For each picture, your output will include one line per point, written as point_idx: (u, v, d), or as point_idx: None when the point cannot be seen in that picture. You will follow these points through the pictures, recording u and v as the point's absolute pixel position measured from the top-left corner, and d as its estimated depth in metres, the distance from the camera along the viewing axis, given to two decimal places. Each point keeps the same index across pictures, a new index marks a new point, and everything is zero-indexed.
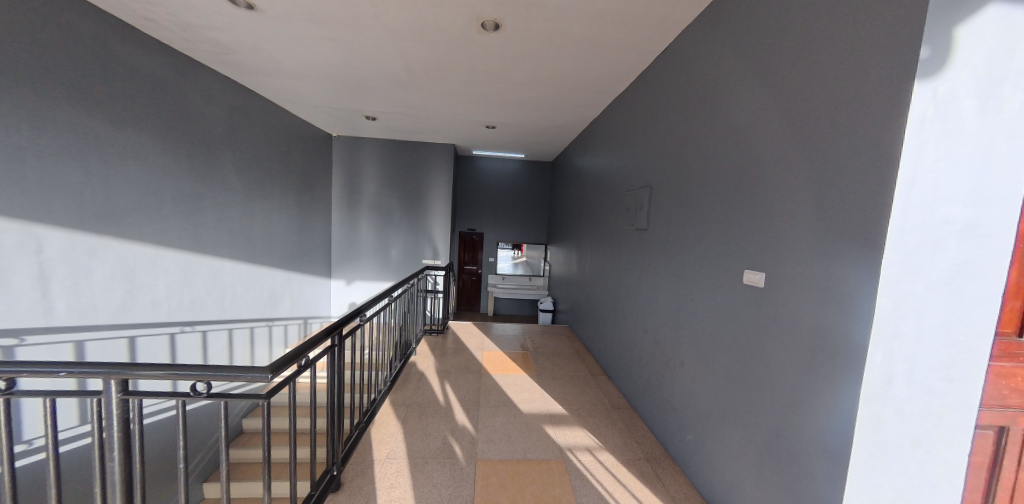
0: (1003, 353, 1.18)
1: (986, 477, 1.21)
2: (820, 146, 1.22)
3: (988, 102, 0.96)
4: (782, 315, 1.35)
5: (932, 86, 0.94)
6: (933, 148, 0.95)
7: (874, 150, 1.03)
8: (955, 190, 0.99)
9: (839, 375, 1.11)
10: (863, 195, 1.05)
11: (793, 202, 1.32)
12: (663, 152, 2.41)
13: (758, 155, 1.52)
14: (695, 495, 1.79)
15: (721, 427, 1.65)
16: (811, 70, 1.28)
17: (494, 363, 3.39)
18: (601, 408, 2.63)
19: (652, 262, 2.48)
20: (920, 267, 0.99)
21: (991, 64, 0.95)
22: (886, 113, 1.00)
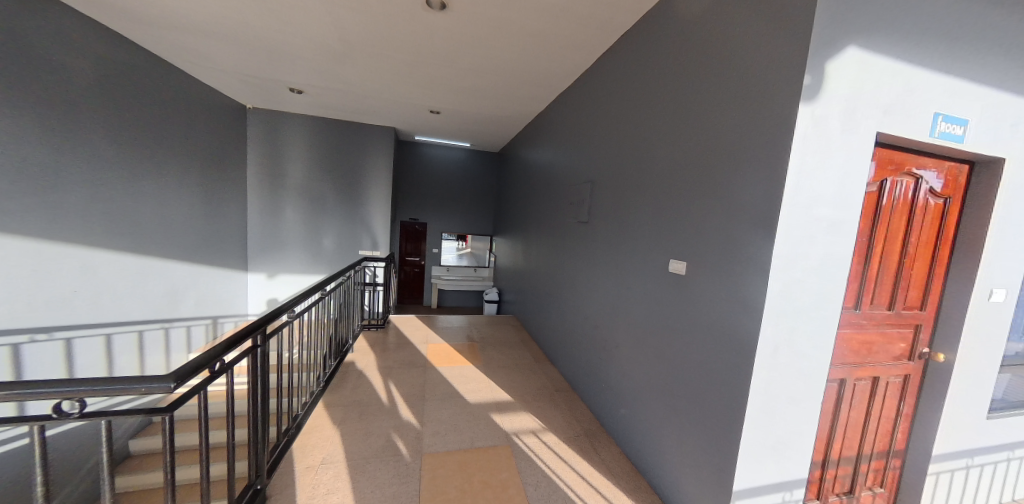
0: (847, 322, 1.49)
1: (830, 419, 1.54)
2: (727, 151, 1.40)
3: (848, 123, 1.21)
4: (696, 299, 1.55)
5: (812, 107, 1.14)
6: (809, 158, 1.17)
7: (770, 157, 1.21)
8: (827, 193, 1.22)
9: (741, 348, 1.30)
10: (759, 195, 1.25)
11: (705, 201, 1.51)
12: (600, 149, 2.56)
13: (679, 157, 1.69)
14: (626, 462, 1.99)
15: (648, 401, 1.85)
16: (721, 80, 1.45)
17: (440, 356, 3.33)
18: (545, 392, 2.75)
19: (592, 253, 2.64)
20: (796, 256, 1.22)
21: (851, 93, 1.19)
22: (774, 127, 1.20)
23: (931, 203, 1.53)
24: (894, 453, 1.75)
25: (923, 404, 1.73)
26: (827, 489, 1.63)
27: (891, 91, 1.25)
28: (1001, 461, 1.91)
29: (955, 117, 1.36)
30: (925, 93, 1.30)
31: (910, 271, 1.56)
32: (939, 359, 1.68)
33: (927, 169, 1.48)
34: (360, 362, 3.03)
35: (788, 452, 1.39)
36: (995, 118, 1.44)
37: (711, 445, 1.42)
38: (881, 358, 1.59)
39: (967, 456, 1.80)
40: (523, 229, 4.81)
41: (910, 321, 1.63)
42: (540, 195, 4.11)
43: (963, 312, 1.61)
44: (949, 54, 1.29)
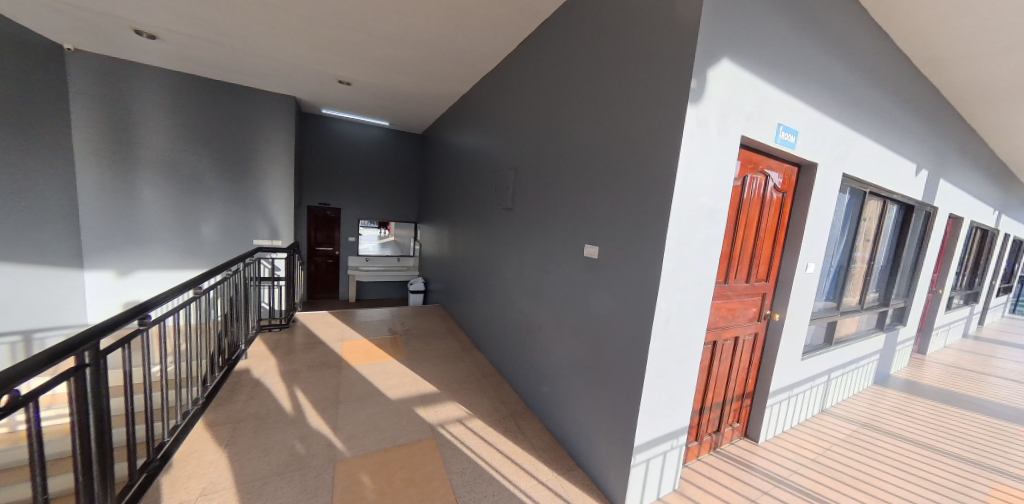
0: (719, 295, 1.80)
1: (704, 374, 1.87)
2: (632, 145, 1.55)
3: (723, 127, 1.44)
4: (607, 280, 1.70)
5: (697, 109, 1.33)
6: (693, 155, 1.37)
7: (664, 155, 1.38)
8: (705, 188, 1.45)
9: (641, 324, 1.48)
10: (658, 186, 1.41)
11: (615, 190, 1.65)
12: (522, 137, 2.60)
13: (593, 147, 1.81)
14: (547, 435, 2.14)
15: (566, 376, 2.01)
16: (630, 77, 1.58)
17: (358, 353, 3.10)
18: (472, 379, 2.78)
19: (515, 239, 2.70)
20: (682, 242, 1.42)
21: (725, 102, 1.41)
22: (670, 123, 1.36)
23: (774, 196, 1.92)
24: (746, 395, 2.22)
25: (766, 355, 2.21)
26: (702, 430, 2.01)
27: (753, 101, 1.51)
28: (811, 391, 2.58)
29: (792, 127, 1.71)
30: (774, 105, 1.60)
31: (760, 250, 1.95)
32: (776, 318, 2.15)
33: (773, 167, 1.84)
34: (256, 370, 2.64)
35: (676, 406, 1.65)
36: (816, 131, 1.86)
37: (617, 408, 1.61)
38: (740, 321, 1.98)
39: (791, 389, 2.38)
40: (449, 216, 4.70)
41: (759, 289, 2.05)
42: (465, 180, 4.04)
43: (791, 281, 2.08)
44: (790, 76, 1.62)
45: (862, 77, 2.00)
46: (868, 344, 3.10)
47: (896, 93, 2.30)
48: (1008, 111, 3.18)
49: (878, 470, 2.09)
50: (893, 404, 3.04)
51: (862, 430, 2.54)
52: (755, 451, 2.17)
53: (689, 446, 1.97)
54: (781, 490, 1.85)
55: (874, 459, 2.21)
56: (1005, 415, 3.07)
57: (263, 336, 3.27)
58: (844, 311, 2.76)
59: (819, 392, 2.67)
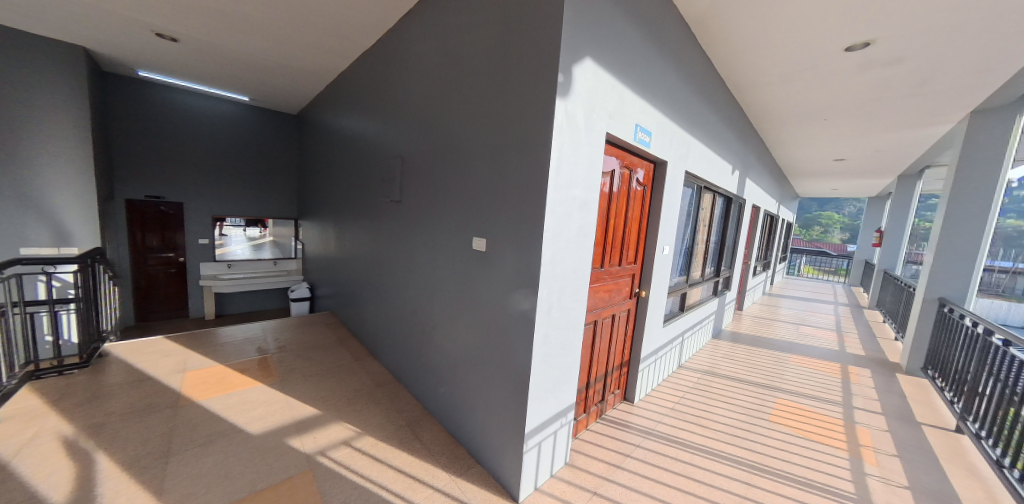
0: (596, 278, 2.03)
1: (588, 349, 2.10)
2: (512, 139, 1.59)
3: (589, 123, 1.59)
4: (495, 272, 1.74)
5: (566, 103, 1.43)
6: (564, 148, 1.48)
7: (538, 149, 1.46)
8: (576, 182, 1.60)
9: (525, 312, 1.57)
10: (534, 180, 1.49)
11: (498, 183, 1.69)
12: (408, 123, 2.43)
13: (478, 139, 1.80)
14: (447, 438, 2.11)
15: (462, 372, 2.00)
16: (506, 69, 1.61)
17: (210, 385, 2.51)
18: (366, 392, 2.56)
19: (406, 236, 2.54)
20: (556, 234, 1.54)
21: (591, 100, 1.57)
22: (542, 118, 1.44)
23: (637, 189, 2.24)
24: (623, 364, 2.58)
25: (637, 326, 2.60)
26: (589, 401, 2.26)
27: (613, 102, 1.72)
28: (670, 352, 3.17)
29: (645, 128, 2.02)
30: (629, 108, 1.86)
31: (628, 236, 2.27)
32: (643, 295, 2.54)
33: (635, 164, 2.15)
34: (21, 438, 1.83)
35: (562, 384, 1.81)
36: (662, 134, 2.23)
37: (508, 396, 1.68)
38: (614, 300, 2.27)
39: (656, 352, 2.88)
40: (334, 210, 4.16)
41: (629, 271, 2.39)
42: (350, 170, 3.61)
43: (652, 263, 2.49)
44: (640, 84, 1.90)
45: (691, 92, 2.48)
46: (707, 307, 3.94)
47: (714, 109, 2.93)
48: (779, 129, 4.39)
49: (713, 407, 2.71)
50: (723, 352, 3.98)
51: (704, 377, 3.26)
52: (631, 411, 2.56)
53: (579, 418, 2.20)
54: (649, 440, 2.23)
55: (711, 398, 2.86)
56: (783, 348, 4.32)
57: (43, 384, 2.34)
58: (690, 283, 3.45)
59: (675, 352, 3.30)
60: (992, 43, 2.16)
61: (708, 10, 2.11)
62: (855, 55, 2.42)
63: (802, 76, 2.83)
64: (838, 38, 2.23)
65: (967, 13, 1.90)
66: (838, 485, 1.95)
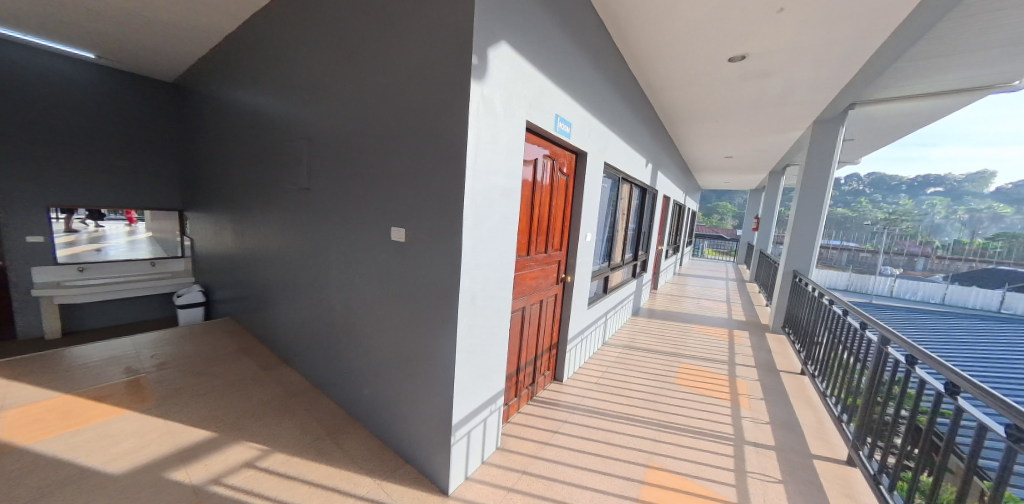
0: (522, 266, 2.09)
1: (516, 334, 2.17)
2: (428, 123, 1.53)
3: (508, 109, 1.61)
4: (415, 263, 1.67)
5: (481, 86, 1.42)
6: (481, 134, 1.47)
7: (455, 133, 1.43)
8: (497, 169, 1.61)
9: (448, 302, 1.55)
10: (451, 166, 1.46)
11: (416, 170, 1.62)
12: (315, 100, 2.17)
13: (393, 123, 1.69)
14: (373, 441, 2.01)
15: (385, 370, 1.91)
16: (419, 48, 1.53)
17: (51, 420, 2.00)
18: (278, 405, 2.29)
19: (318, 228, 2.29)
20: (477, 223, 1.54)
21: (508, 85, 1.57)
22: (458, 102, 1.41)
23: (560, 178, 2.35)
24: (552, 346, 2.73)
25: (565, 308, 2.77)
26: (520, 384, 2.36)
27: (532, 90, 1.76)
28: (595, 331, 3.45)
29: (565, 119, 2.11)
30: (549, 99, 1.92)
31: (553, 225, 2.38)
32: (569, 280, 2.70)
33: (557, 154, 2.24)
34: None
35: (490, 371, 1.84)
36: (581, 126, 2.36)
37: (434, 389, 1.65)
38: (542, 286, 2.37)
39: (582, 332, 3.10)
40: (229, 200, 3.57)
41: (556, 258, 2.51)
42: (247, 152, 3.12)
43: (576, 249, 2.65)
44: (558, 75, 1.97)
45: (606, 89, 2.66)
46: (626, 289, 4.36)
47: (627, 105, 3.19)
48: (680, 128, 4.99)
49: (630, 377, 3.04)
50: (639, 327, 4.47)
51: (624, 351, 3.64)
52: (560, 390, 2.74)
53: (511, 402, 2.28)
54: (576, 414, 2.42)
55: (629, 370, 3.20)
56: (687, 320, 5.02)
57: None
58: (611, 267, 3.78)
59: (599, 330, 3.61)
60: (823, 65, 2.71)
61: (618, 10, 2.27)
62: (733, 65, 2.83)
63: (695, 80, 3.23)
64: (722, 49, 2.58)
65: (809, 38, 2.34)
66: (721, 429, 2.35)
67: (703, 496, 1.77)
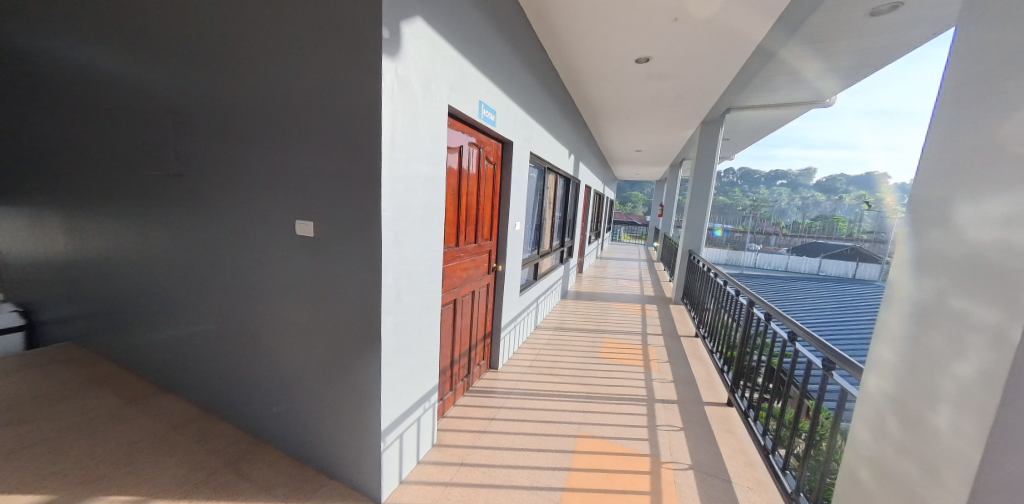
0: (451, 258, 2.05)
1: (449, 327, 2.14)
2: (336, 101, 1.37)
3: (427, 92, 1.53)
4: (329, 258, 1.51)
5: (395, 65, 1.32)
6: (398, 117, 1.38)
7: (367, 116, 1.31)
8: (418, 155, 1.53)
9: (368, 301, 1.44)
10: (365, 151, 1.34)
11: (324, 155, 1.45)
12: (180, 65, 1.76)
13: (291, 99, 1.47)
14: (289, 462, 1.81)
15: (299, 382, 1.70)
16: (318, 16, 1.34)
17: None
18: (157, 444, 1.89)
19: (200, 224, 1.90)
20: (399, 214, 1.45)
21: (426, 65, 1.49)
22: (369, 80, 1.28)
23: (487, 167, 2.34)
24: (487, 335, 2.75)
25: (497, 297, 2.81)
26: (455, 377, 2.34)
27: (452, 74, 1.69)
28: (527, 316, 3.58)
29: (488, 106, 2.10)
30: (472, 84, 1.89)
31: (482, 214, 2.37)
32: (501, 269, 2.74)
33: (483, 142, 2.22)
34: None
35: (421, 367, 1.78)
36: (505, 115, 2.37)
37: (357, 396, 1.54)
38: (473, 277, 2.36)
39: (515, 319, 3.20)
40: (56, 190, 2.73)
41: (486, 247, 2.52)
42: (80, 128, 2.40)
43: (505, 238, 2.69)
44: (480, 60, 1.93)
45: (529, 79, 2.70)
46: (554, 274, 4.60)
47: (549, 97, 3.29)
48: (596, 121, 5.35)
49: (560, 356, 3.25)
50: (567, 309, 4.77)
51: (554, 333, 3.85)
52: (495, 377, 2.79)
53: (446, 396, 2.25)
54: (512, 398, 2.51)
55: (559, 350, 3.41)
56: (607, 299, 5.52)
57: None
58: (540, 254, 3.93)
59: (531, 315, 3.75)
60: (707, 72, 3.16)
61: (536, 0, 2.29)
62: (639, 66, 3.11)
63: (608, 77, 3.48)
64: (629, 50, 2.82)
65: (697, 47, 2.70)
66: (637, 393, 2.67)
67: (624, 454, 2.00)
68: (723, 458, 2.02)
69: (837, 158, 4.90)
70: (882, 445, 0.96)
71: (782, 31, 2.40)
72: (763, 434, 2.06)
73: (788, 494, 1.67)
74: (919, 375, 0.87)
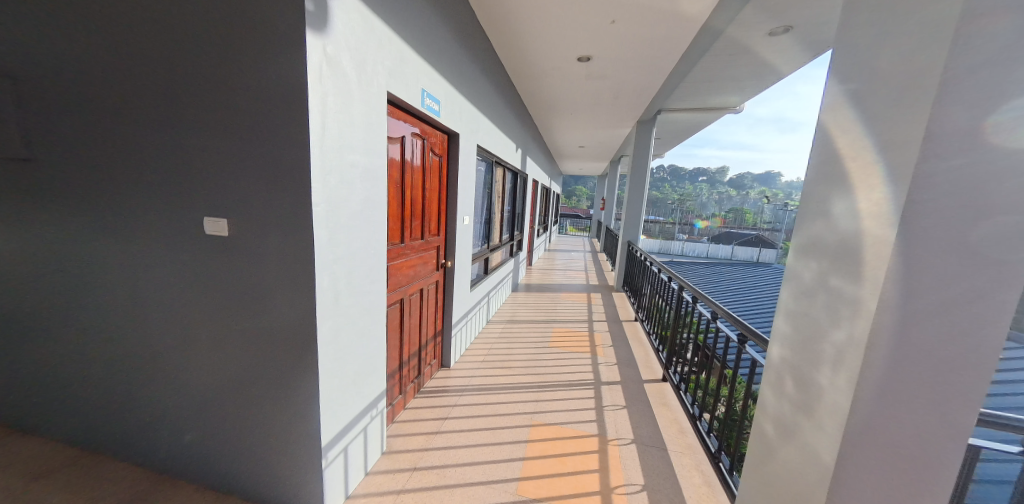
0: (396, 255, 1.95)
1: (396, 327, 2.05)
2: (253, 82, 1.21)
3: (363, 74, 1.42)
4: (252, 261, 1.35)
5: (322, 41, 1.20)
6: (328, 100, 1.26)
7: (291, 98, 1.18)
8: (354, 143, 1.42)
9: (301, 305, 1.31)
10: (291, 140, 1.21)
11: (240, 143, 1.27)
12: (33, 22, 1.41)
13: (194, 77, 1.26)
14: (208, 495, 1.59)
15: (220, 401, 1.50)
16: None
17: None
18: (24, 501, 1.53)
19: (72, 226, 1.56)
20: (334, 208, 1.34)
21: (359, 44, 1.37)
22: (291, 58, 1.15)
23: (432, 160, 2.26)
24: (437, 333, 2.68)
25: (448, 292, 2.75)
26: (404, 380, 2.25)
27: (390, 57, 1.59)
28: (478, 312, 3.57)
29: (432, 95, 2.03)
30: (412, 71, 1.79)
31: (428, 209, 2.29)
32: (450, 265, 2.68)
33: (427, 133, 2.14)
34: None
35: (366, 372, 1.68)
36: (450, 105, 2.30)
37: (292, 411, 1.40)
38: (420, 274, 2.28)
39: (466, 315, 3.16)
40: None
41: (434, 243, 2.44)
42: None
43: (454, 233, 2.64)
44: (421, 46, 1.84)
45: (474, 70, 2.64)
46: (504, 268, 4.63)
47: (495, 89, 3.26)
48: (541, 116, 5.45)
49: (512, 349, 3.30)
50: (518, 302, 4.85)
51: (506, 326, 3.90)
52: (448, 376, 2.74)
53: (396, 401, 2.16)
54: (465, 394, 2.49)
55: (511, 342, 3.46)
56: (555, 290, 5.71)
57: None
58: (490, 248, 3.93)
59: (483, 310, 3.75)
60: (642, 74, 3.39)
61: None
62: (580, 64, 3.23)
63: (551, 73, 3.55)
64: (571, 48, 2.91)
65: (632, 50, 2.87)
66: (584, 378, 2.81)
67: (574, 437, 2.10)
68: (660, 429, 2.23)
69: (744, 158, 5.58)
70: (781, 403, 1.12)
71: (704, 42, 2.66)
72: (692, 403, 2.31)
73: (711, 453, 1.89)
74: (808, 342, 1.03)
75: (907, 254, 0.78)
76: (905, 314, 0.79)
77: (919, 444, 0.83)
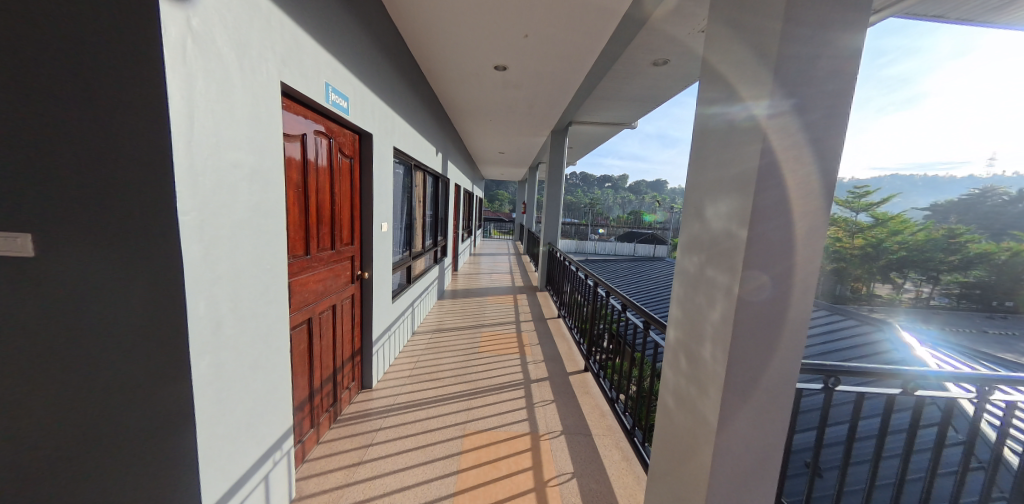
0: (299, 269, 1.71)
1: (304, 350, 1.81)
2: (86, 61, 0.96)
3: (245, 60, 1.21)
4: (93, 289, 1.05)
5: (186, 13, 0.98)
6: (198, 86, 1.04)
7: (140, 81, 0.94)
8: (237, 140, 1.21)
9: (166, 340, 1.06)
10: (143, 134, 0.96)
11: (75, 139, 1.00)
12: None
13: None
14: None
15: (38, 483, 1.11)
16: None
17: None
18: None
19: None
20: (211, 218, 1.12)
21: (239, 24, 1.17)
22: (138, 31, 0.92)
23: (340, 162, 2.06)
24: (355, 352, 2.44)
25: (365, 306, 2.54)
26: (317, 410, 1.99)
27: (282, 44, 1.40)
28: (401, 324, 3.36)
29: (339, 92, 1.87)
30: (311, 62, 1.61)
31: (338, 216, 2.08)
32: (367, 276, 2.48)
33: (333, 132, 1.94)
34: None
35: (263, 409, 1.44)
36: (359, 103, 2.13)
37: (157, 474, 1.11)
38: (332, 289, 2.06)
39: (388, 329, 2.94)
40: None
41: (346, 253, 2.22)
42: None
43: (370, 241, 2.44)
44: (322, 37, 1.68)
45: (386, 70, 2.52)
46: (429, 275, 4.47)
47: (411, 91, 3.15)
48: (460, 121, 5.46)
49: (439, 359, 3.18)
50: (444, 310, 4.71)
51: (431, 336, 3.75)
52: (368, 398, 2.51)
53: (307, 435, 1.89)
54: (388, 416, 2.31)
55: (437, 352, 3.34)
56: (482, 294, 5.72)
57: None
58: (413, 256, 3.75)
59: (406, 322, 3.54)
60: (553, 87, 3.63)
61: None
62: (496, 72, 3.31)
63: (469, 79, 3.58)
64: (487, 57, 2.98)
65: (543, 63, 3.06)
66: (513, 379, 2.87)
67: (506, 439, 2.12)
68: (584, 417, 2.39)
69: None
70: (678, 377, 1.30)
71: (605, 61, 2.97)
72: (610, 388, 2.54)
73: (628, 431, 2.09)
74: (693, 323, 1.22)
75: (758, 247, 0.97)
76: (758, 294, 1.00)
77: (770, 393, 1.08)
